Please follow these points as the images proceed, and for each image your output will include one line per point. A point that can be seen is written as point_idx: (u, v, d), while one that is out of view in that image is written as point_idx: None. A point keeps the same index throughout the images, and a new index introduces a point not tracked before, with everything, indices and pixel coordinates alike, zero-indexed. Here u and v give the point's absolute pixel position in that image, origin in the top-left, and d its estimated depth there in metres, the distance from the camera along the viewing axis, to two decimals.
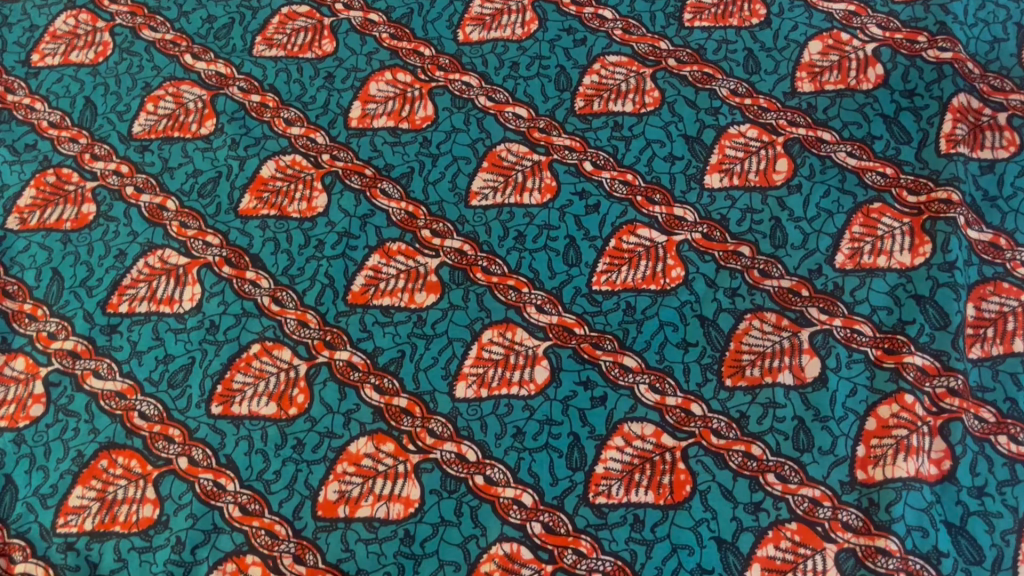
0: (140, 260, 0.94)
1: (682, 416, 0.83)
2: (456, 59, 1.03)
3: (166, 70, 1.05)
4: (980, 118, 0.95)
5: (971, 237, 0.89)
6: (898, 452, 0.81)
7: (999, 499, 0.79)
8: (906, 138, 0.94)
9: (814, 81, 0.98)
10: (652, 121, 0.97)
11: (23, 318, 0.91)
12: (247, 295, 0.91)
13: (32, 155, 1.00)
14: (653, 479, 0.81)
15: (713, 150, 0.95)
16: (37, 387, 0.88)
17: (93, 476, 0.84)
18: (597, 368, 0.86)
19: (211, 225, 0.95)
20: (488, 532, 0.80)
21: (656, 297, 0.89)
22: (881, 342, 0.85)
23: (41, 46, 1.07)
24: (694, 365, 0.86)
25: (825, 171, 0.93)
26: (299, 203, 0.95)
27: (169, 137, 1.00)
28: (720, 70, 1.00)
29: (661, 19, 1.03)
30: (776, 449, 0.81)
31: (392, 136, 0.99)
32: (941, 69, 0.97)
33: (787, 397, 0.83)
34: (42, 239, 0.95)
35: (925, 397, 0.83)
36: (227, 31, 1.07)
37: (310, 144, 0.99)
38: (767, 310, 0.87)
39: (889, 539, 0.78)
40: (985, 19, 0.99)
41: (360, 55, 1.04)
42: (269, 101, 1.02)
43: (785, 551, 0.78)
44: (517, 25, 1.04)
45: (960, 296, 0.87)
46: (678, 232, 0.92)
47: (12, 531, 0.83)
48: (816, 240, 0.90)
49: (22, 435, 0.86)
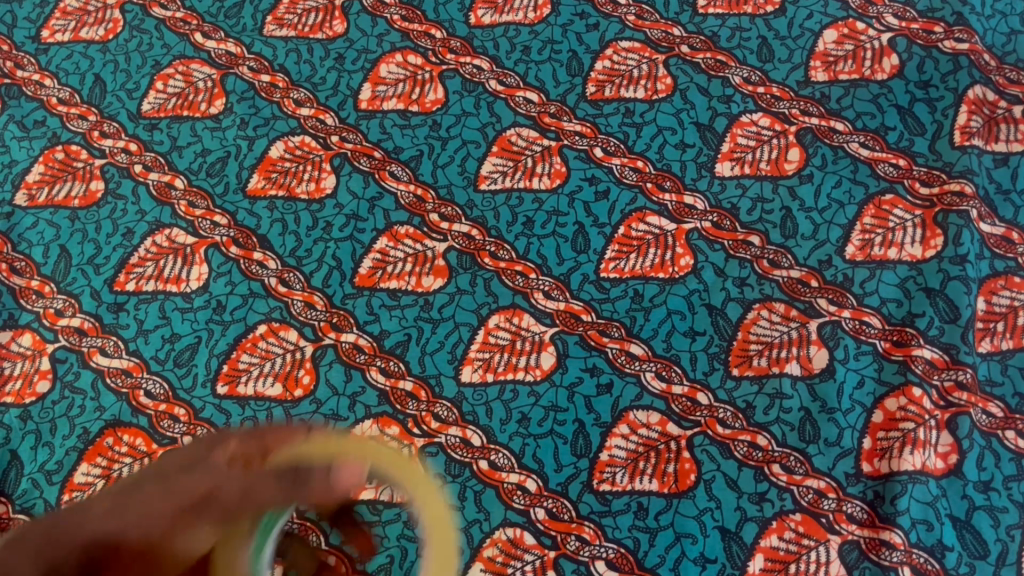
0: (147, 239, 0.94)
1: (688, 405, 0.83)
2: (468, 42, 1.02)
3: (176, 48, 1.04)
4: (995, 110, 0.94)
5: (983, 231, 0.89)
6: (905, 446, 0.80)
7: (1005, 494, 0.79)
8: (920, 130, 0.93)
9: (828, 70, 0.97)
10: (663, 108, 0.97)
11: (31, 294, 0.91)
12: (255, 275, 0.91)
13: (41, 132, 1.00)
14: (658, 467, 0.81)
15: (724, 139, 0.95)
16: (43, 363, 0.88)
17: (98, 454, 0.84)
18: (603, 356, 0.86)
19: (219, 205, 0.95)
20: (492, 517, 0.80)
21: (664, 285, 0.88)
22: (890, 334, 0.85)
23: (51, 22, 1.07)
24: (701, 354, 0.85)
25: (838, 162, 0.93)
26: (308, 184, 0.95)
27: (179, 116, 1.00)
28: (733, 58, 0.99)
29: (675, 5, 1.02)
30: (782, 440, 0.81)
31: (401, 119, 0.98)
32: (957, 60, 0.96)
33: (794, 387, 0.83)
34: (50, 216, 0.95)
35: (934, 390, 0.82)
36: (238, 10, 1.06)
37: (319, 126, 0.98)
38: (776, 300, 0.87)
39: (894, 531, 0.77)
40: (1003, 10, 0.98)
41: (371, 37, 1.03)
42: (279, 81, 1.01)
43: (789, 542, 0.77)
44: (530, 8, 1.03)
45: (971, 290, 0.86)
46: (688, 220, 0.91)
47: (16, 506, 0.82)
48: (826, 231, 0.90)
49: (28, 411, 0.86)
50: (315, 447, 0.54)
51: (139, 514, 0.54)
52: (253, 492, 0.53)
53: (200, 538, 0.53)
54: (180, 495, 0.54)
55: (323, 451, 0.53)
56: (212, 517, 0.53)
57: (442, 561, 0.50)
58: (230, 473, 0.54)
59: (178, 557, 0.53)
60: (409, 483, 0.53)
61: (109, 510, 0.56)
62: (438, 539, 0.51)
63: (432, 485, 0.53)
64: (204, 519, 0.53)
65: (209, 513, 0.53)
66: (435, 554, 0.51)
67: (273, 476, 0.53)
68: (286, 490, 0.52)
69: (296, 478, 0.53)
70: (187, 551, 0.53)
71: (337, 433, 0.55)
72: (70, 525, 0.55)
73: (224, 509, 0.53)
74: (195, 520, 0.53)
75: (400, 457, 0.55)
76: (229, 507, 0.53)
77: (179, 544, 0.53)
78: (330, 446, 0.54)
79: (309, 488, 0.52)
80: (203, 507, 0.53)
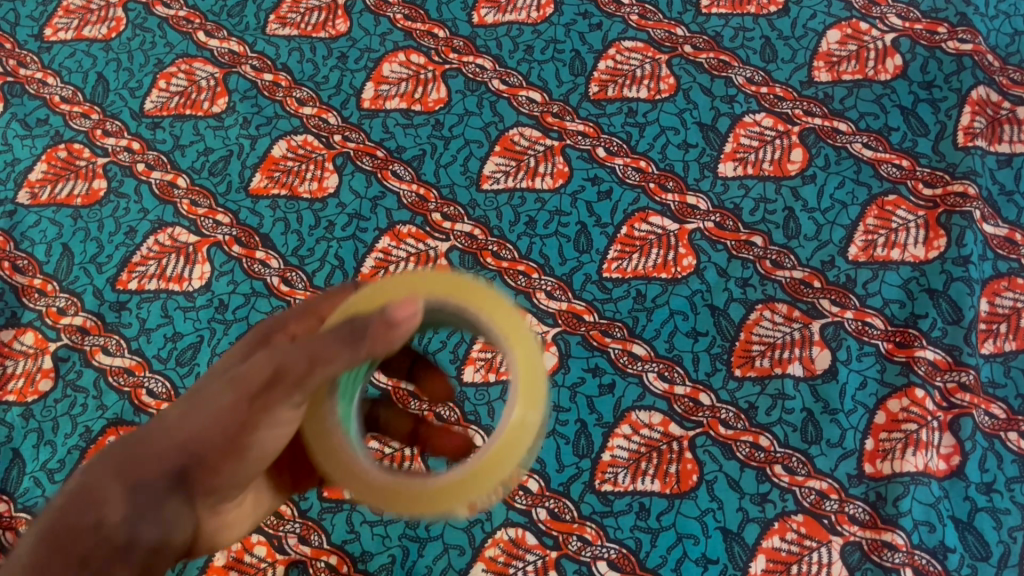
0: (150, 238, 0.94)
1: (691, 405, 0.83)
2: (471, 41, 1.02)
3: (179, 46, 1.04)
4: (999, 111, 0.94)
5: (986, 232, 0.88)
6: (908, 447, 0.80)
7: (1008, 496, 0.78)
8: (923, 131, 0.93)
9: (831, 71, 0.97)
10: (666, 108, 0.97)
11: (33, 293, 0.91)
12: (257, 275, 0.91)
13: (44, 130, 1.00)
14: (660, 467, 0.81)
15: (727, 138, 0.95)
16: (45, 361, 0.88)
17: (100, 452, 0.84)
18: (606, 356, 0.86)
19: (221, 204, 0.95)
20: (494, 516, 0.80)
21: (667, 286, 0.88)
22: (892, 335, 0.85)
23: (54, 20, 1.07)
24: (703, 354, 0.85)
25: (841, 162, 0.92)
26: (310, 183, 0.95)
27: (182, 115, 1.00)
28: (736, 58, 0.99)
29: (678, 5, 1.02)
30: (784, 441, 0.81)
31: (404, 118, 0.98)
32: (961, 61, 0.96)
33: (796, 388, 0.83)
34: (53, 215, 0.96)
35: (937, 391, 0.82)
36: (241, 9, 1.06)
37: (322, 124, 0.98)
38: (778, 300, 0.87)
39: (896, 533, 0.77)
40: (1007, 11, 0.98)
41: (374, 36, 1.03)
42: (282, 80, 1.01)
43: (791, 543, 0.77)
44: (532, 8, 1.03)
45: (974, 291, 0.86)
46: (690, 220, 0.91)
47: (18, 505, 0.82)
48: (829, 232, 0.90)
49: (31, 409, 0.86)
50: (367, 300, 0.54)
51: (211, 414, 0.53)
52: (320, 360, 0.50)
53: (282, 417, 0.52)
54: (248, 382, 0.52)
55: (378, 298, 0.54)
56: (288, 393, 0.51)
57: (528, 403, 0.52)
58: (295, 348, 0.51)
59: (264, 439, 0.53)
60: (495, 326, 0.53)
61: (180, 415, 0.54)
62: (527, 384, 0.52)
63: (520, 326, 0.53)
64: (280, 396, 0.51)
65: (283, 391, 0.51)
66: (522, 395, 0.52)
67: (332, 338, 0.50)
68: (348, 351, 0.50)
69: (354, 335, 0.50)
70: (272, 432, 0.53)
71: (400, 279, 0.54)
72: (144, 440, 0.55)
73: (296, 382, 0.51)
74: (271, 402, 0.51)
75: (476, 293, 0.54)
76: (302, 380, 0.51)
77: (264, 429, 0.53)
78: (389, 293, 0.54)
79: (370, 343, 0.50)
80: (275, 387, 0.51)
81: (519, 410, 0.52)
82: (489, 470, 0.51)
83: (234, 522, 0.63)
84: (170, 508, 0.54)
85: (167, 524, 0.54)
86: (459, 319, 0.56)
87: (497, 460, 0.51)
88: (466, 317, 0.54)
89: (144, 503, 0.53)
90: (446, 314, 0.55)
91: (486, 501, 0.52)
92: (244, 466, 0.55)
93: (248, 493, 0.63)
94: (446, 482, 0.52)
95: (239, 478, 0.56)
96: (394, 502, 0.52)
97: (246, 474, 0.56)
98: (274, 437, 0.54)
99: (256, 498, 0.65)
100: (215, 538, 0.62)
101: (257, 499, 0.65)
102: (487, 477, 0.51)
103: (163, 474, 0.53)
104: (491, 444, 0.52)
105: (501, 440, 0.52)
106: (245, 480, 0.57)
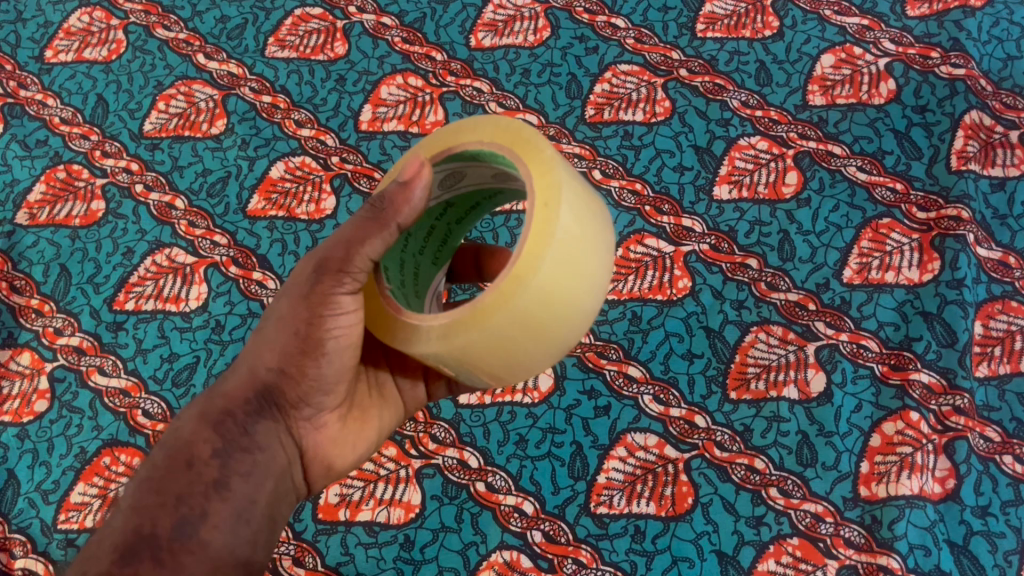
0: (147, 259, 0.94)
1: (686, 427, 0.83)
2: (468, 65, 1.03)
3: (179, 68, 1.05)
4: (992, 135, 0.94)
5: (980, 255, 0.89)
6: (903, 470, 0.80)
7: (1003, 519, 0.78)
8: (917, 154, 0.94)
9: (825, 95, 0.98)
10: (662, 130, 0.97)
11: (30, 313, 0.92)
12: (253, 295, 0.90)
13: (42, 151, 1.01)
14: (656, 490, 0.81)
15: (722, 161, 0.95)
16: (41, 382, 0.88)
17: (95, 473, 0.84)
18: (601, 378, 0.86)
19: (219, 225, 0.95)
20: (489, 539, 0.80)
21: (662, 308, 0.88)
22: (887, 358, 0.85)
23: (54, 42, 1.08)
24: (699, 376, 0.85)
25: (836, 186, 0.93)
26: (308, 205, 0.95)
27: (180, 136, 1.01)
28: (731, 81, 1.00)
29: (674, 29, 1.03)
30: (779, 463, 0.81)
31: (402, 140, 0.98)
32: (953, 85, 0.97)
33: (791, 411, 0.83)
34: (51, 235, 0.96)
35: (931, 415, 0.82)
36: (241, 32, 1.07)
37: (320, 146, 0.98)
38: (774, 323, 0.87)
39: (891, 557, 0.77)
40: (999, 36, 0.99)
41: (372, 58, 1.04)
42: (281, 102, 1.02)
43: (786, 567, 0.77)
44: (530, 32, 1.04)
45: (968, 314, 0.86)
46: (686, 243, 0.91)
47: (12, 526, 0.83)
48: (824, 254, 0.90)
49: (26, 430, 0.87)
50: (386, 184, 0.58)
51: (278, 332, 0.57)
52: (355, 240, 0.53)
53: (343, 303, 0.54)
54: (300, 287, 0.55)
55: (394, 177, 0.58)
56: (336, 279, 0.53)
57: (547, 198, 0.49)
58: (331, 242, 0.55)
59: (335, 329, 0.55)
60: (503, 146, 0.52)
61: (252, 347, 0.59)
62: (542, 191, 0.50)
63: (526, 135, 0.52)
64: (331, 284, 0.53)
65: (333, 279, 0.53)
66: (538, 195, 0.50)
67: (362, 220, 0.53)
68: (377, 224, 0.53)
69: (377, 209, 0.53)
70: (339, 321, 0.55)
71: (412, 154, 0.58)
72: (225, 381, 0.59)
73: (339, 267, 0.53)
74: (326, 292, 0.54)
75: (479, 126, 0.54)
76: (345, 264, 0.53)
77: (330, 320, 0.55)
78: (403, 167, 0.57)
79: (394, 210, 0.53)
80: (323, 279, 0.54)
81: (533, 223, 0.49)
82: (520, 276, 0.48)
83: (339, 442, 0.64)
84: (261, 429, 0.57)
85: (261, 445, 0.57)
86: (484, 168, 0.56)
87: (529, 259, 0.48)
88: (480, 154, 0.54)
89: (233, 430, 0.56)
90: (472, 168, 0.56)
91: (535, 308, 0.49)
92: (325, 366, 0.57)
93: (353, 416, 0.64)
94: (485, 297, 0.49)
95: (323, 382, 0.58)
96: (448, 333, 0.51)
97: (330, 375, 0.58)
98: (344, 326, 0.55)
99: (360, 420, 0.65)
100: (321, 459, 0.63)
101: (363, 426, 0.65)
102: (522, 279, 0.48)
103: (247, 399, 0.58)
104: (518, 248, 0.49)
105: (527, 241, 0.49)
106: (332, 384, 0.59)
